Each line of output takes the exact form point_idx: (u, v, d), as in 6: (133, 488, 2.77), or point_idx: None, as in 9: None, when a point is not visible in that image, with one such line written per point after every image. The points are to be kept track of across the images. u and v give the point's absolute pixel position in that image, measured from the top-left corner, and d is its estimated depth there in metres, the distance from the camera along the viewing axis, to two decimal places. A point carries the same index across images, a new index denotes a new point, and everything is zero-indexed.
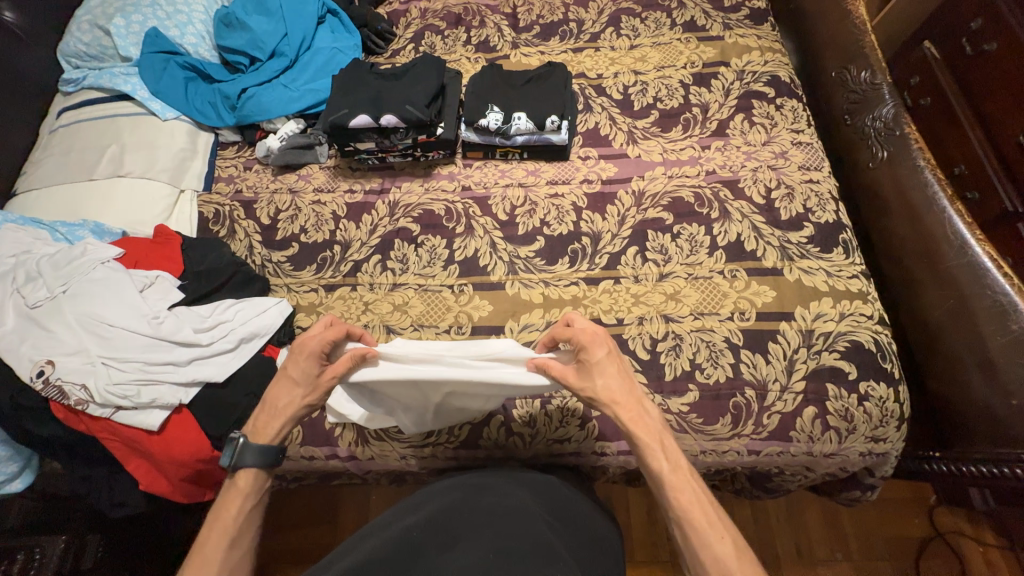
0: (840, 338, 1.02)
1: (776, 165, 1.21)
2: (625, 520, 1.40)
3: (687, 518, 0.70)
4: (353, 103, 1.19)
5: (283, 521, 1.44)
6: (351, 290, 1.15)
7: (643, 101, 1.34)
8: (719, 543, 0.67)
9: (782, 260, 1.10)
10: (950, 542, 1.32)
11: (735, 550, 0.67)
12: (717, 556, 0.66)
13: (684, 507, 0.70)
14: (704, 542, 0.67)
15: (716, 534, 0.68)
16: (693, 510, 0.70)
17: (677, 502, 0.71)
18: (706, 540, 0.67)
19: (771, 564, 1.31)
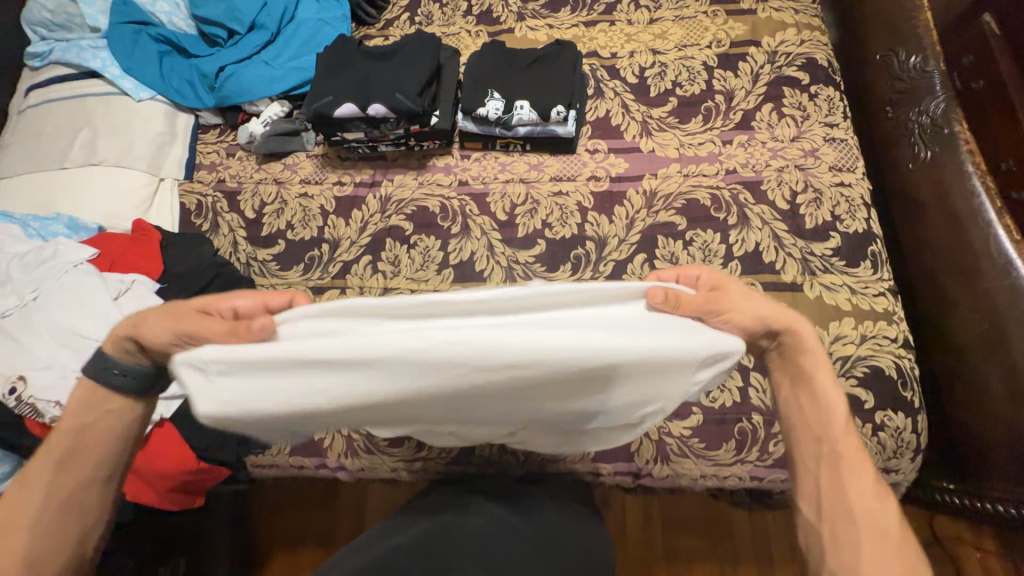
0: (859, 363, 0.95)
1: (804, 164, 1.10)
2: (618, 520, 1.40)
3: (832, 453, 0.61)
4: (339, 87, 1.06)
5: (281, 509, 1.47)
6: (339, 294, 1.09)
7: (661, 86, 1.21)
8: (877, 505, 0.57)
9: (803, 274, 1.01)
10: (948, 551, 1.30)
11: (883, 510, 0.57)
12: (874, 524, 0.56)
13: (845, 467, 0.60)
14: (865, 506, 0.57)
15: (876, 494, 0.58)
16: (856, 466, 0.59)
17: (841, 461, 0.60)
18: (844, 497, 0.58)
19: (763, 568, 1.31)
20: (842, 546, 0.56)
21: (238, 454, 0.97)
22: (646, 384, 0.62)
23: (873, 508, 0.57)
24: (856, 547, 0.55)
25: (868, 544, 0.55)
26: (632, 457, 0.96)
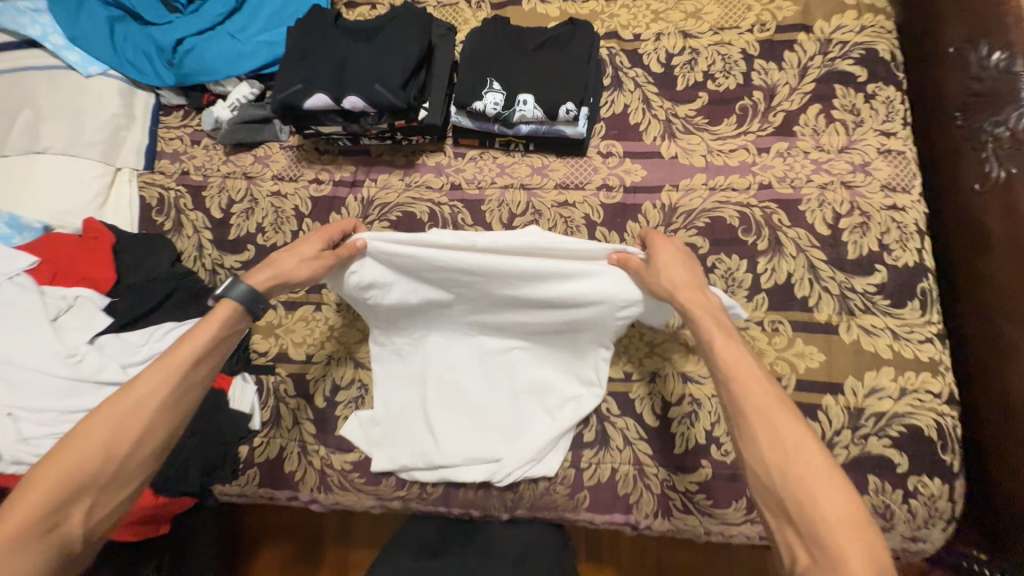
0: (895, 421, 0.83)
1: (852, 180, 0.94)
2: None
3: (737, 409, 0.64)
4: (308, 72, 0.89)
5: None
6: (315, 311, 0.98)
7: (690, 77, 1.04)
8: (778, 419, 0.62)
9: (839, 313, 0.88)
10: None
11: (776, 414, 0.62)
12: (778, 436, 0.60)
13: (736, 379, 0.66)
14: (755, 408, 0.62)
15: (773, 409, 0.62)
16: (768, 414, 0.62)
17: (734, 376, 0.66)
18: (742, 407, 0.64)
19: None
20: (749, 450, 0.62)
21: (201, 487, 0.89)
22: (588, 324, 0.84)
23: (766, 412, 0.62)
24: (756, 445, 0.61)
25: (766, 439, 0.61)
26: (631, 509, 0.86)
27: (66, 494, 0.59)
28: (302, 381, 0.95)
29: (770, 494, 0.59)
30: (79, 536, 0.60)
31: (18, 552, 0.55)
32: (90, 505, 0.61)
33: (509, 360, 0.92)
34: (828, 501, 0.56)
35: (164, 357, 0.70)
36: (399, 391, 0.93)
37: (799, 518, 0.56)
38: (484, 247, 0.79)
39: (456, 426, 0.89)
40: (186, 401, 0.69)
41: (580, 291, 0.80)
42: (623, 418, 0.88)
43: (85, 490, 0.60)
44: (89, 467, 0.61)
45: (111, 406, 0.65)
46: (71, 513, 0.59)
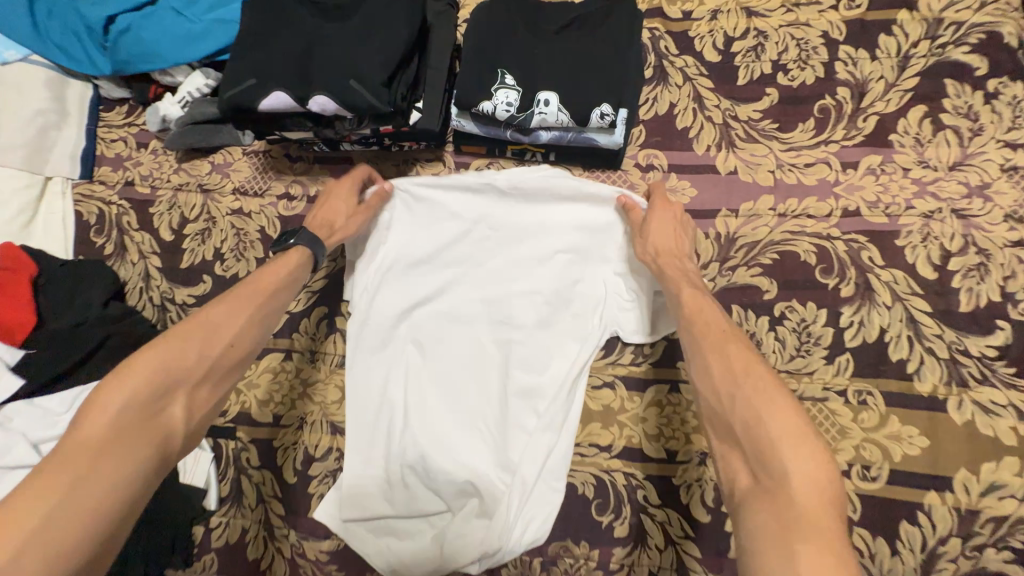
0: (1020, 529, 0.64)
1: (967, 208, 0.73)
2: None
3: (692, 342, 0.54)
4: (265, 62, 0.68)
5: None
6: (284, 359, 0.80)
7: (754, 68, 0.81)
8: (729, 348, 0.51)
9: (948, 384, 0.68)
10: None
11: (729, 341, 0.52)
12: (724, 365, 0.49)
13: (697, 318, 0.56)
14: (710, 339, 0.52)
15: (731, 345, 0.51)
16: (723, 342, 0.52)
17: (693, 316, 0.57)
18: (698, 337, 0.54)
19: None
20: (700, 378, 0.51)
21: None
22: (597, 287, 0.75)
23: (721, 340, 0.52)
24: (708, 373, 0.50)
25: (718, 364, 0.50)
26: None
27: (162, 385, 0.50)
28: (267, 448, 0.78)
29: (719, 423, 0.47)
30: (177, 433, 0.50)
31: (120, 440, 0.46)
32: (189, 398, 0.52)
33: (501, 357, 0.75)
34: (775, 420, 0.44)
35: (240, 288, 0.62)
36: (370, 420, 0.76)
37: (746, 445, 0.44)
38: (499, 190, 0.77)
39: (434, 452, 0.73)
40: (267, 328, 0.61)
41: (590, 242, 0.76)
42: (663, 509, 0.70)
43: (179, 385, 0.51)
44: (186, 363, 0.52)
45: (202, 314, 0.57)
46: (170, 405, 0.50)
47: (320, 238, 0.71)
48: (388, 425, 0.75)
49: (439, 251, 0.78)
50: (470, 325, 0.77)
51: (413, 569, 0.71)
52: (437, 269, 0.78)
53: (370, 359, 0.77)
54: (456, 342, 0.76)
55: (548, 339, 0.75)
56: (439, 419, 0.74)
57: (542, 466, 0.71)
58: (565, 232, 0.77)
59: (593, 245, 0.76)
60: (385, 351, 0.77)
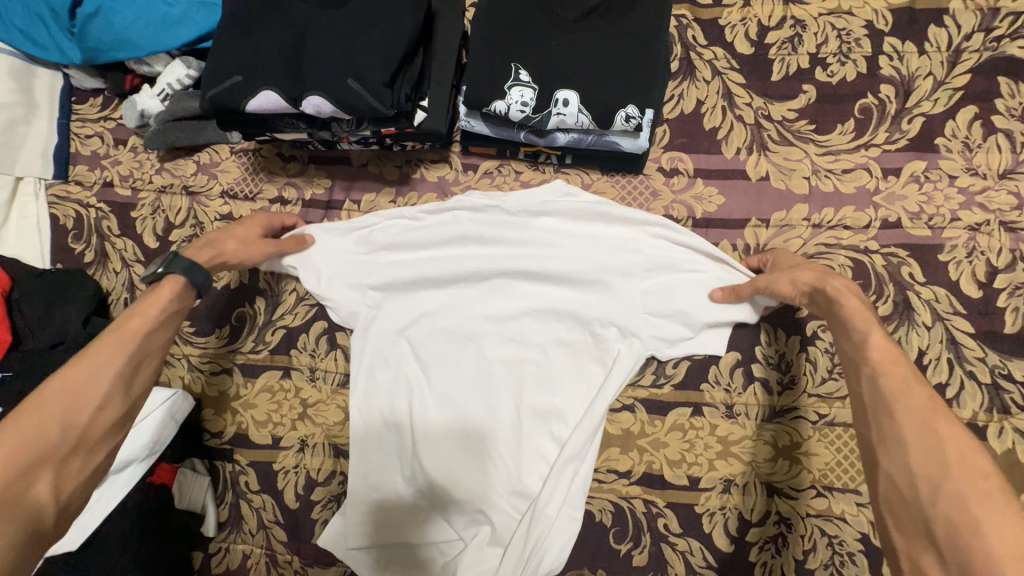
0: None
1: (1016, 221, 0.68)
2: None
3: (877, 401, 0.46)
4: (252, 56, 0.61)
5: None
6: (282, 378, 0.75)
7: (790, 62, 0.74)
8: (936, 423, 0.43)
9: (989, 411, 0.65)
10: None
11: (937, 413, 0.43)
12: (925, 445, 0.42)
13: (885, 372, 0.47)
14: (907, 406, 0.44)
15: (936, 417, 0.43)
16: (925, 416, 0.43)
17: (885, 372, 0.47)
18: (884, 401, 0.46)
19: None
20: (881, 451, 0.44)
21: None
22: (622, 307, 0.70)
23: (923, 410, 0.44)
24: (900, 452, 0.43)
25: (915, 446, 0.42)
26: None
27: (27, 464, 0.45)
28: (267, 472, 0.74)
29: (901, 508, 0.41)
30: (50, 511, 0.46)
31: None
32: (60, 473, 0.47)
33: (517, 378, 0.71)
34: (995, 534, 0.36)
35: (109, 335, 0.55)
36: (375, 445, 0.71)
37: (945, 546, 0.38)
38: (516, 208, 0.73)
39: (444, 478, 0.69)
40: (147, 378, 0.56)
41: (616, 258, 0.71)
42: (685, 538, 0.67)
43: (49, 458, 0.46)
44: (51, 436, 0.47)
45: (76, 371, 0.51)
46: (36, 481, 0.45)
47: (201, 261, 0.63)
48: (396, 450, 0.71)
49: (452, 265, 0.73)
50: (484, 344, 0.72)
51: None
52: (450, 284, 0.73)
53: (379, 377, 0.72)
54: (470, 361, 0.72)
55: (568, 359, 0.70)
56: (449, 442, 0.70)
57: (560, 496, 0.66)
58: (592, 248, 0.71)
59: (618, 262, 0.71)
60: (394, 371, 0.72)
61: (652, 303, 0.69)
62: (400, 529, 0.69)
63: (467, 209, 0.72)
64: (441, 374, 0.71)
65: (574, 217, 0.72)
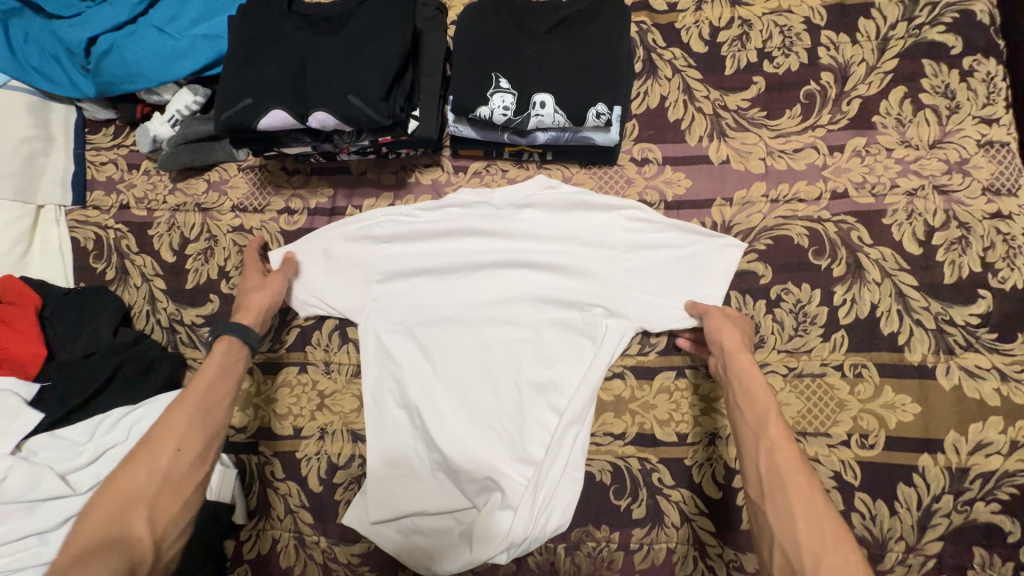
0: (1005, 482, 0.70)
1: (947, 184, 0.77)
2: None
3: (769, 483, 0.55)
4: (260, 81, 0.68)
5: None
6: (299, 373, 0.82)
7: (741, 58, 0.83)
8: (804, 505, 0.52)
9: (936, 353, 0.73)
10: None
11: (814, 495, 0.53)
12: (807, 522, 0.51)
13: (778, 451, 0.56)
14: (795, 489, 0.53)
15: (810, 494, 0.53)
16: (801, 499, 0.53)
17: (772, 453, 0.57)
18: (778, 475, 0.55)
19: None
20: (776, 525, 0.52)
21: None
22: (606, 284, 0.78)
23: (804, 491, 0.53)
24: (790, 524, 0.51)
25: (801, 518, 0.51)
26: None
27: (123, 508, 0.55)
28: (290, 460, 0.79)
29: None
30: (148, 540, 0.55)
31: (95, 561, 0.51)
32: (152, 512, 0.57)
33: (514, 356, 0.78)
34: None
35: (185, 394, 0.65)
36: (390, 426, 0.78)
37: None
38: (503, 202, 0.82)
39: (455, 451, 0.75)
40: (220, 418, 0.66)
41: (594, 242, 0.79)
42: (678, 489, 0.74)
43: (139, 504, 0.56)
44: (140, 481, 0.57)
45: (150, 445, 0.60)
46: (135, 522, 0.55)
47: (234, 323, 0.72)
48: (409, 430, 0.78)
49: (448, 258, 0.81)
50: (482, 327, 0.79)
51: (443, 563, 0.73)
52: (447, 274, 0.81)
53: (388, 364, 0.79)
54: (470, 342, 0.79)
55: (560, 335, 0.77)
56: (457, 418, 0.76)
57: (561, 458, 0.73)
58: (573, 234, 0.80)
59: (597, 244, 0.79)
60: (401, 357, 0.79)
61: (633, 280, 0.77)
62: (418, 503, 0.75)
63: (457, 206, 0.80)
64: (446, 357, 0.78)
65: (555, 207, 0.81)
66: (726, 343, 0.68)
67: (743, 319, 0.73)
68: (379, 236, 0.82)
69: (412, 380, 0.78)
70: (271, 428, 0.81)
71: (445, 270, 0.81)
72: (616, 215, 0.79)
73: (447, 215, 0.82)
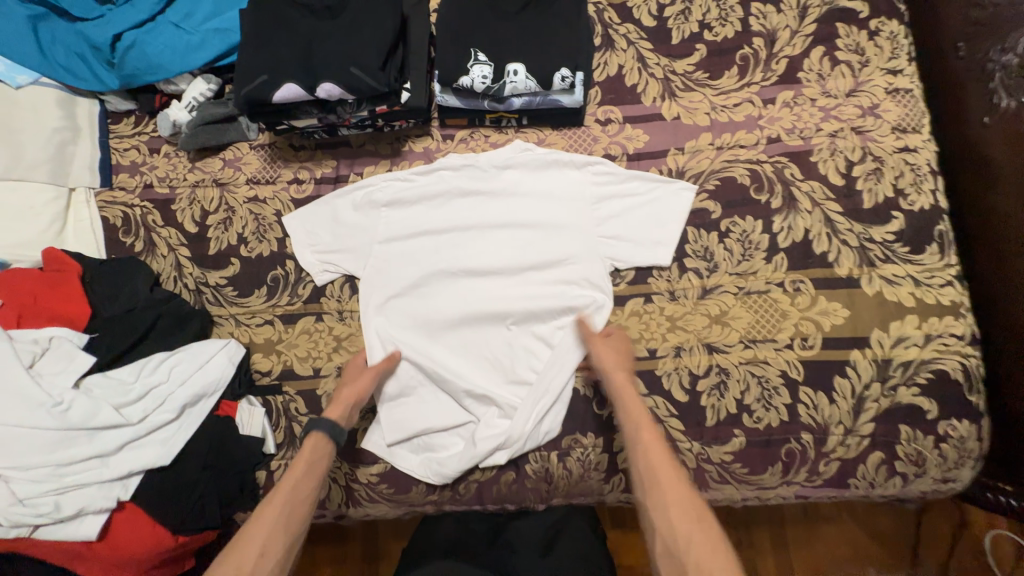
0: (923, 368, 0.83)
1: (863, 125, 0.90)
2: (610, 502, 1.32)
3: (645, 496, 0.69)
4: (273, 60, 0.79)
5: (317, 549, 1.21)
6: (315, 321, 0.92)
7: (685, 29, 0.97)
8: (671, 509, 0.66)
9: (860, 266, 0.86)
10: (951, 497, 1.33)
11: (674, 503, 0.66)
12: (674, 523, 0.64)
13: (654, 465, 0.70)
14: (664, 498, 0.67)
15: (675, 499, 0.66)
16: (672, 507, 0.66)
17: (648, 458, 0.71)
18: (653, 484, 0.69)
19: (777, 527, 1.33)
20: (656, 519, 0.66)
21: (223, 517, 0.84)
22: (580, 230, 0.90)
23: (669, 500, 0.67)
24: (666, 512, 0.66)
25: (673, 508, 0.66)
26: None
27: None
28: (311, 397, 0.90)
29: (670, 558, 0.62)
30: None
31: None
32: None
33: (506, 296, 0.90)
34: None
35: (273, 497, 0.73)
36: (400, 363, 0.89)
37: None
38: (488, 164, 0.94)
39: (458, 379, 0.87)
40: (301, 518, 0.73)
41: (569, 194, 0.92)
42: (651, 396, 0.86)
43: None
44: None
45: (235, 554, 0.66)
46: None
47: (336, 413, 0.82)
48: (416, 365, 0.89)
49: (443, 215, 0.93)
50: (476, 273, 0.91)
51: (450, 475, 0.84)
52: (442, 229, 0.93)
53: (395, 309, 0.91)
54: (466, 287, 0.91)
55: (543, 275, 0.90)
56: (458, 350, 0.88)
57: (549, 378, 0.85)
58: (550, 188, 0.92)
59: (571, 196, 0.91)
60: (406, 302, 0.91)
61: (602, 224, 0.90)
62: (428, 425, 0.86)
63: (448, 169, 0.92)
64: (445, 300, 0.90)
65: (533, 164, 0.93)
66: (604, 362, 0.81)
67: (619, 338, 0.85)
68: (380, 199, 0.93)
69: (417, 321, 0.90)
70: (292, 372, 0.91)
71: (441, 225, 0.93)
72: (586, 169, 0.92)
73: (440, 177, 0.94)
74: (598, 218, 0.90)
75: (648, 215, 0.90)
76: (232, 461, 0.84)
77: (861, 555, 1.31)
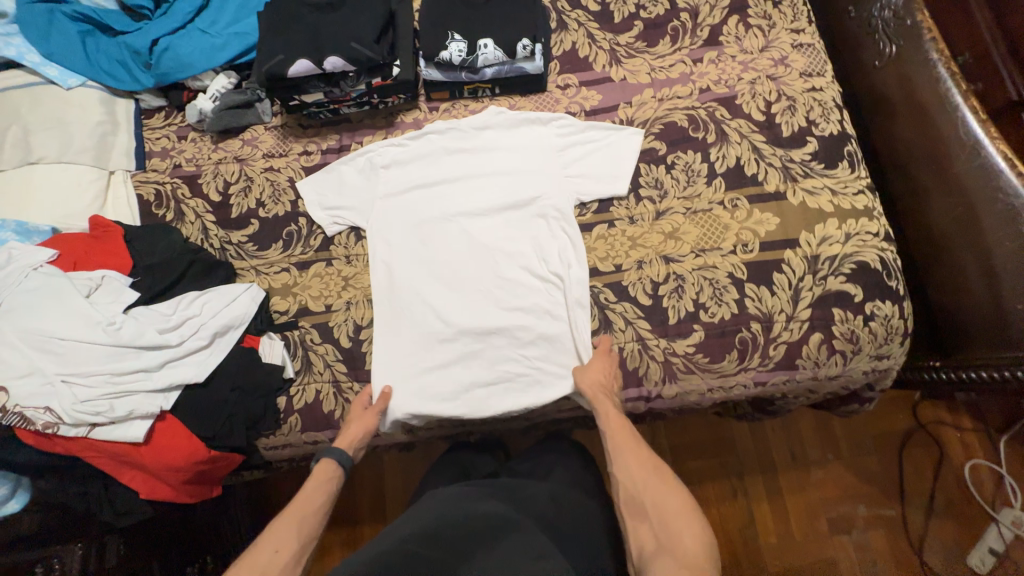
0: (846, 260, 0.97)
1: (775, 73, 1.09)
2: (604, 454, 1.39)
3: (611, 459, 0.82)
4: (289, 44, 1.01)
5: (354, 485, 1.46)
6: (326, 266, 1.06)
7: (624, 11, 1.17)
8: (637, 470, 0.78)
9: (785, 182, 1.02)
10: (932, 433, 1.39)
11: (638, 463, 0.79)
12: (632, 477, 0.77)
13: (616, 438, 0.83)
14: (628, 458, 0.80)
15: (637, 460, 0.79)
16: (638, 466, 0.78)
17: (613, 433, 0.83)
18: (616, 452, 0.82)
19: (768, 474, 1.39)
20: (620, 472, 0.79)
21: (250, 437, 0.94)
22: (550, 177, 1.06)
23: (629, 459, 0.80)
24: (627, 467, 0.79)
25: (632, 463, 0.79)
26: (641, 380, 0.97)
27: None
28: (325, 329, 1.02)
29: (631, 501, 0.75)
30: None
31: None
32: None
33: (489, 236, 1.05)
34: (661, 517, 0.71)
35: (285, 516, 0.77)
36: (401, 298, 1.03)
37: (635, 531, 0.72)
38: (469, 126, 1.10)
39: (453, 311, 1.00)
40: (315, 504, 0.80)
41: (538, 147, 1.08)
42: (620, 303, 0.99)
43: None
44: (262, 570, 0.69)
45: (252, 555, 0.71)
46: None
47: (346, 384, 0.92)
48: (416, 303, 1.02)
49: (433, 172, 1.09)
50: (462, 219, 1.06)
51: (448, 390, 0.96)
52: (433, 184, 1.08)
53: (394, 253, 1.05)
54: (456, 231, 1.06)
55: (522, 217, 1.05)
56: (450, 284, 1.02)
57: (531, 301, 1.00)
58: (522, 142, 1.09)
59: (540, 149, 1.08)
60: (403, 247, 1.05)
61: (567, 171, 1.07)
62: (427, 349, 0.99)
63: (436, 134, 1.09)
64: (438, 243, 1.05)
65: (506, 124, 1.10)
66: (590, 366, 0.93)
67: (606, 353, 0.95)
68: (378, 161, 1.09)
69: (414, 262, 1.04)
70: (307, 309, 1.04)
71: (430, 181, 1.08)
72: (552, 126, 1.09)
73: (428, 142, 1.10)
74: (563, 166, 1.07)
75: (605, 158, 1.06)
76: (258, 384, 0.94)
77: (848, 493, 1.37)
